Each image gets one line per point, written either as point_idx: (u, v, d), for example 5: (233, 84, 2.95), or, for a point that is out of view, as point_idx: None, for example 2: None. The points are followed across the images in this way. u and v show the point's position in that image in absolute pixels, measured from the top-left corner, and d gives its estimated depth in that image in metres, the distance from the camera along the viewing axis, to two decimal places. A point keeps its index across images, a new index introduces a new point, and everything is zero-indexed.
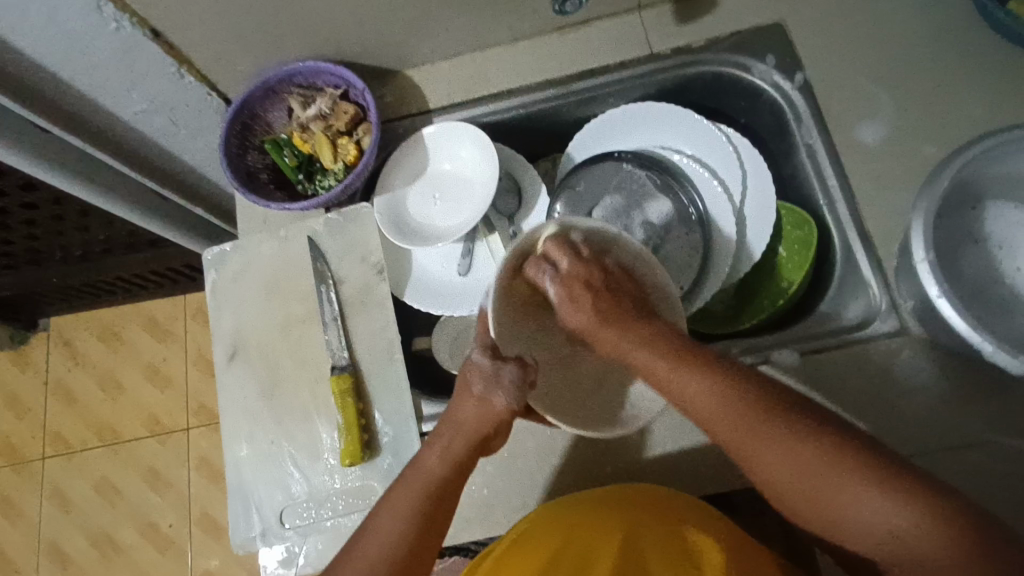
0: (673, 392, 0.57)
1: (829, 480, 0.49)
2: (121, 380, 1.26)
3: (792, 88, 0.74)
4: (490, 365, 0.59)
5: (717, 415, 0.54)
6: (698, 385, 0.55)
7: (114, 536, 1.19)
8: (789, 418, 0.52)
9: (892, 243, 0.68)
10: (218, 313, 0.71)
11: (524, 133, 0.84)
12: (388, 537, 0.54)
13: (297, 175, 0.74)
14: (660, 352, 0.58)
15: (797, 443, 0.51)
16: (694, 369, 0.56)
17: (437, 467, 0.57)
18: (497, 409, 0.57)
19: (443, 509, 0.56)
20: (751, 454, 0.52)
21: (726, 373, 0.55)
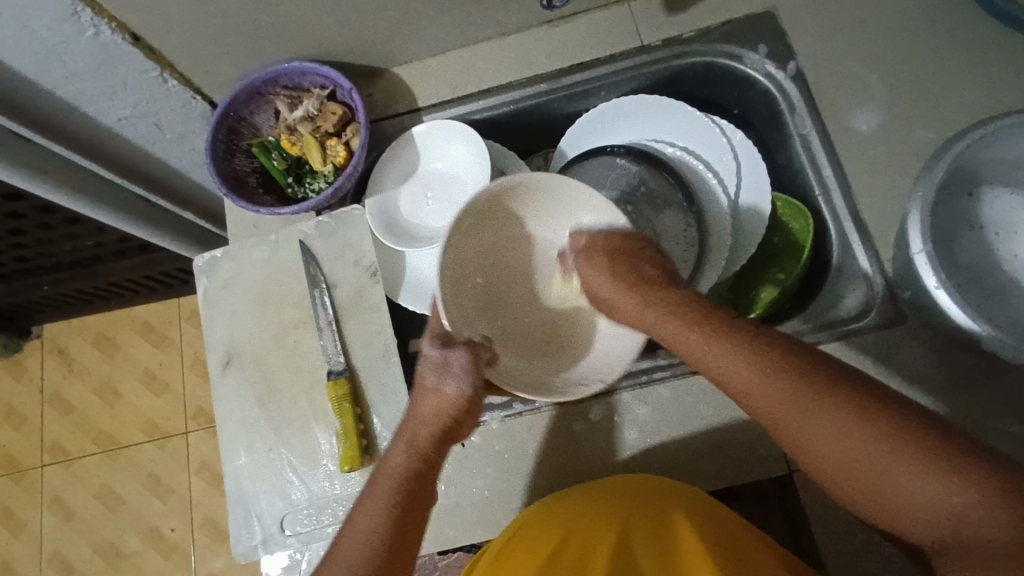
0: (701, 363, 0.52)
1: (876, 455, 0.43)
2: (166, 379, 1.34)
3: (785, 77, 0.73)
4: (439, 356, 0.62)
5: (746, 382, 0.48)
6: (724, 348, 0.50)
7: (162, 528, 1.27)
8: (830, 383, 0.46)
9: (888, 231, 0.66)
10: (212, 321, 0.78)
11: (514, 129, 0.85)
12: (359, 539, 0.53)
13: (286, 178, 0.79)
14: (695, 326, 0.53)
15: (836, 410, 0.45)
16: (722, 340, 0.51)
17: (406, 461, 0.58)
18: (451, 396, 0.59)
19: (420, 500, 0.56)
20: (794, 426, 0.46)
21: (757, 340, 0.50)
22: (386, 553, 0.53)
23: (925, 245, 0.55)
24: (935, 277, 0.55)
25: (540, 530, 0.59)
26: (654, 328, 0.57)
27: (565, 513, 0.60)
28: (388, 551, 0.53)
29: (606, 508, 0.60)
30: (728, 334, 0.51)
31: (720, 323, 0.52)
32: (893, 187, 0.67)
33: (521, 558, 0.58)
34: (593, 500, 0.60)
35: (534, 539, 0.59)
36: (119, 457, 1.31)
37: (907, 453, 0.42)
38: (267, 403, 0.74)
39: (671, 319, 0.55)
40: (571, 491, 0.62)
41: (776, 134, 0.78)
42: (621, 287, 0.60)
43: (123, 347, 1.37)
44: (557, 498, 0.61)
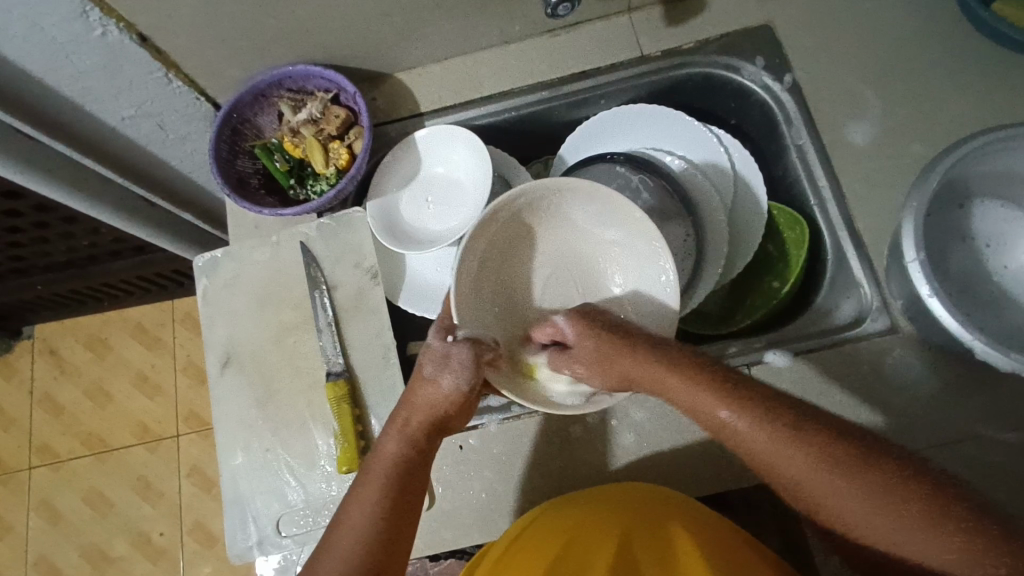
0: (721, 431, 0.52)
1: (886, 525, 0.44)
2: (158, 381, 1.34)
3: (781, 89, 0.75)
4: (442, 347, 0.60)
5: (792, 473, 0.48)
6: (751, 424, 0.50)
7: (150, 532, 1.26)
8: (866, 466, 0.46)
9: (882, 241, 0.67)
10: (210, 321, 0.78)
11: (515, 136, 0.86)
12: (349, 536, 0.53)
13: (289, 180, 0.80)
14: (709, 389, 0.53)
15: (847, 482, 0.46)
16: (738, 406, 0.51)
17: (398, 451, 0.58)
18: (446, 390, 0.58)
19: (409, 491, 0.57)
20: (813, 496, 0.47)
21: (788, 420, 0.49)
22: (378, 543, 0.53)
23: (918, 253, 0.56)
24: (929, 286, 0.56)
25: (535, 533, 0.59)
26: (668, 394, 0.56)
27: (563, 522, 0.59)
28: (378, 540, 0.53)
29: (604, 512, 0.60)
30: (755, 412, 0.50)
31: (733, 387, 0.53)
32: (888, 199, 0.68)
33: (521, 565, 0.57)
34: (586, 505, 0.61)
35: (533, 544, 0.58)
36: (108, 460, 1.30)
37: (940, 533, 0.42)
38: (265, 404, 0.74)
39: (688, 393, 0.54)
40: (561, 499, 0.62)
41: (772, 145, 0.79)
42: (618, 353, 0.59)
43: (115, 349, 1.36)
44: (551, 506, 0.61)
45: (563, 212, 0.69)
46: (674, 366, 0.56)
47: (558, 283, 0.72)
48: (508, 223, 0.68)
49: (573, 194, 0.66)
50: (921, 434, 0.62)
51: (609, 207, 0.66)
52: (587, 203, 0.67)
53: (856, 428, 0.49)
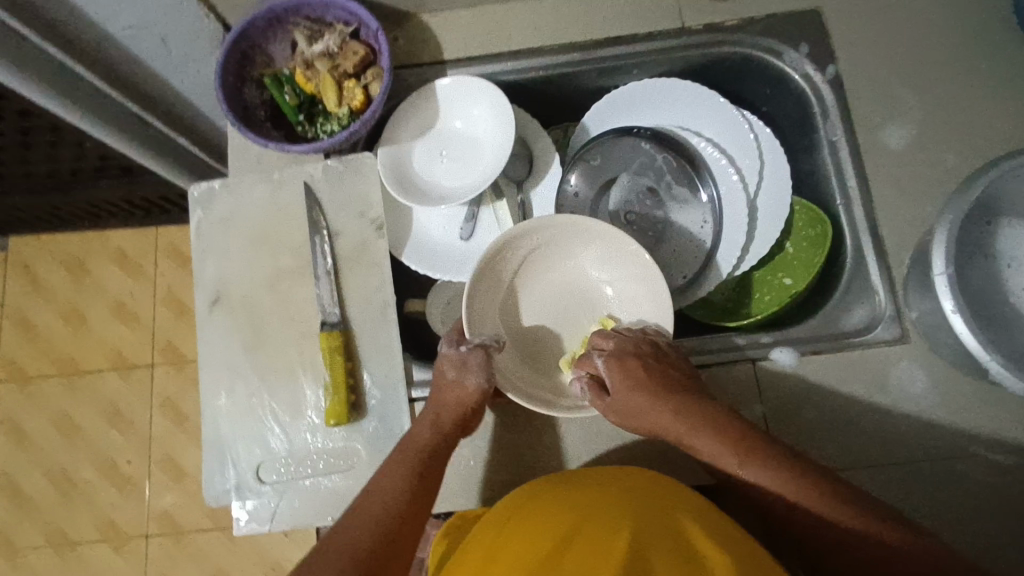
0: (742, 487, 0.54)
1: None
2: (135, 309, 1.30)
3: (822, 80, 0.71)
4: (459, 353, 0.63)
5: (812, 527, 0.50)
6: (773, 481, 0.52)
7: (117, 460, 1.23)
8: (879, 526, 0.48)
9: (903, 250, 0.66)
10: (203, 256, 0.75)
11: (538, 97, 0.82)
12: (379, 498, 0.55)
13: (297, 115, 0.75)
14: (733, 446, 0.54)
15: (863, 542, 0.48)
16: (760, 465, 0.53)
17: (430, 433, 0.60)
18: (470, 390, 0.61)
19: (436, 469, 0.58)
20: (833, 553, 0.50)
21: (818, 482, 0.51)
22: (405, 505, 0.55)
23: (948, 267, 0.55)
24: (953, 302, 0.54)
25: (534, 507, 0.56)
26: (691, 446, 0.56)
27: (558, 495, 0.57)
28: (406, 504, 0.55)
29: (601, 492, 0.56)
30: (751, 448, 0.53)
31: (751, 442, 0.54)
32: (916, 207, 0.66)
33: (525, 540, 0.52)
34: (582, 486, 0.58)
35: (536, 518, 0.54)
36: (79, 385, 1.27)
37: None
38: (253, 347, 0.71)
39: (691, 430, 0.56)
40: (550, 479, 0.60)
41: (801, 139, 0.77)
42: (635, 388, 0.59)
43: (93, 272, 1.31)
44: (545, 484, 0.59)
45: (573, 248, 0.69)
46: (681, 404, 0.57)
47: (564, 312, 0.70)
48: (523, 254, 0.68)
49: (582, 231, 0.66)
50: (919, 446, 0.61)
51: (620, 252, 0.67)
52: (601, 245, 0.67)
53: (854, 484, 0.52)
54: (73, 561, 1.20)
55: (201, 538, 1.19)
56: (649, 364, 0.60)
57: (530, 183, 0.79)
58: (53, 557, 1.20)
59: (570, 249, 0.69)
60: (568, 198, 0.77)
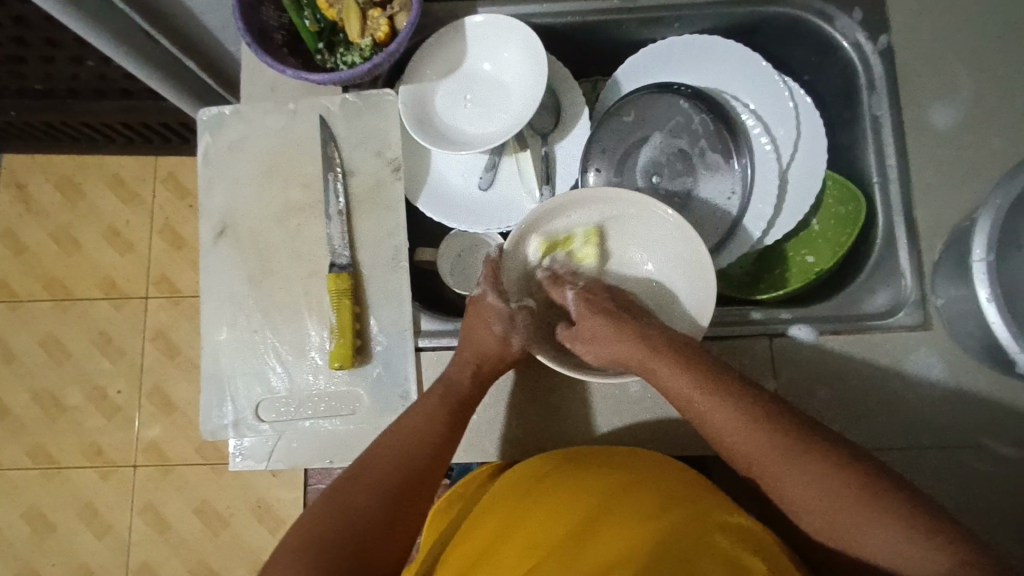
0: (691, 411, 0.55)
1: (842, 512, 0.47)
2: (130, 239, 1.26)
3: (873, 50, 0.68)
4: (505, 307, 0.64)
5: (753, 451, 0.51)
6: (722, 405, 0.53)
7: (106, 388, 1.22)
8: (821, 452, 0.49)
9: (937, 234, 0.63)
10: (209, 184, 0.72)
11: (570, 46, 0.78)
12: (405, 439, 0.58)
13: (317, 43, 0.70)
14: (682, 368, 0.56)
15: (800, 466, 0.49)
16: (710, 389, 0.54)
17: (462, 378, 0.62)
18: (511, 349, 0.63)
19: (462, 418, 0.60)
20: (772, 479, 0.50)
21: (772, 412, 0.52)
22: (429, 449, 0.58)
23: (987, 254, 0.53)
24: (988, 290, 0.53)
25: (548, 489, 0.55)
26: (647, 372, 0.59)
27: (581, 481, 0.55)
28: (430, 448, 0.58)
29: (626, 480, 0.55)
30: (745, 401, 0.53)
31: (709, 368, 0.56)
32: (955, 191, 0.64)
33: (530, 531, 0.52)
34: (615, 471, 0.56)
35: (547, 509, 0.53)
36: (69, 310, 1.24)
37: (886, 522, 0.45)
38: (258, 282, 0.69)
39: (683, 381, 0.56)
40: (579, 454, 0.58)
41: (844, 112, 0.74)
42: (596, 316, 0.63)
43: (88, 196, 1.27)
44: (569, 459, 0.58)
45: (634, 228, 0.66)
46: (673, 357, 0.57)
47: (611, 287, 0.68)
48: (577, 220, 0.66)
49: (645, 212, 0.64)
50: (930, 434, 0.60)
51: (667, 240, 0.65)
52: (661, 233, 0.65)
53: (823, 424, 0.52)
54: (58, 483, 1.20)
55: (188, 472, 1.19)
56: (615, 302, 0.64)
57: (555, 136, 0.75)
58: (39, 478, 1.20)
59: (631, 227, 0.66)
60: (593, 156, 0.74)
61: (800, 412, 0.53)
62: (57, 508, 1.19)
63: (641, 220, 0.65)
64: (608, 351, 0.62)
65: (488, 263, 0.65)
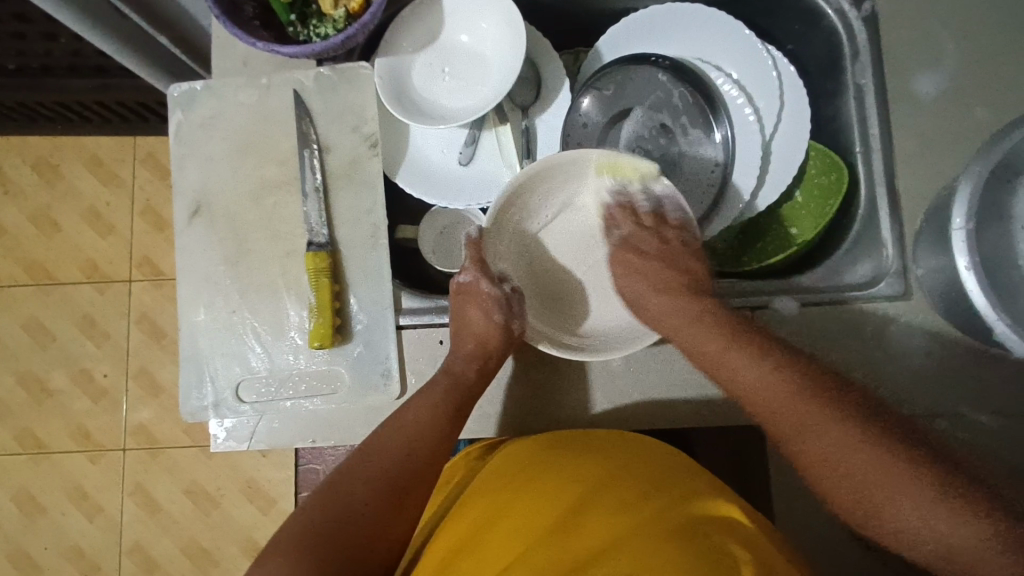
0: (724, 372, 0.56)
1: (866, 471, 0.47)
2: (111, 220, 1.24)
3: (856, 17, 0.67)
4: (500, 294, 0.65)
5: (778, 409, 0.52)
6: (759, 368, 0.54)
7: (91, 371, 1.21)
8: (846, 411, 0.50)
9: (918, 204, 0.63)
10: (182, 163, 0.70)
11: (551, 15, 0.76)
12: (408, 430, 0.59)
13: (289, 15, 0.68)
14: (722, 333, 0.57)
15: (827, 427, 0.49)
16: (745, 351, 0.55)
17: (463, 371, 0.61)
18: (515, 333, 0.64)
19: (463, 410, 0.60)
20: (795, 436, 0.51)
21: (811, 379, 0.52)
22: (430, 440, 0.59)
23: (967, 221, 0.52)
24: (968, 258, 0.52)
25: (531, 476, 0.54)
26: (684, 337, 0.59)
27: (575, 472, 0.54)
28: (430, 440, 0.59)
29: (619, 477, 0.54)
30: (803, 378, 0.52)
31: (747, 335, 0.56)
32: (935, 160, 0.63)
33: (518, 519, 0.52)
34: (602, 457, 0.56)
35: (535, 497, 0.53)
36: (52, 293, 1.23)
37: (913, 484, 0.45)
38: (235, 262, 0.68)
39: (740, 355, 0.55)
40: (563, 437, 0.57)
41: (828, 82, 0.73)
42: (652, 282, 0.64)
43: (66, 177, 1.25)
44: (568, 446, 0.56)
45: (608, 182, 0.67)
46: (738, 335, 0.56)
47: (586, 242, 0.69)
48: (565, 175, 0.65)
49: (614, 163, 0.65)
50: (907, 403, 0.60)
51: (640, 199, 0.66)
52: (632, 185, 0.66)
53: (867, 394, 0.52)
54: (46, 467, 1.19)
55: (178, 454, 1.19)
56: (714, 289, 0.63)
57: (536, 109, 0.74)
58: (27, 462, 1.20)
59: (605, 178, 0.66)
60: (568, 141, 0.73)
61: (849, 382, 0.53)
62: (46, 491, 1.19)
63: (614, 173, 0.65)
64: (668, 321, 0.61)
65: (469, 244, 0.65)
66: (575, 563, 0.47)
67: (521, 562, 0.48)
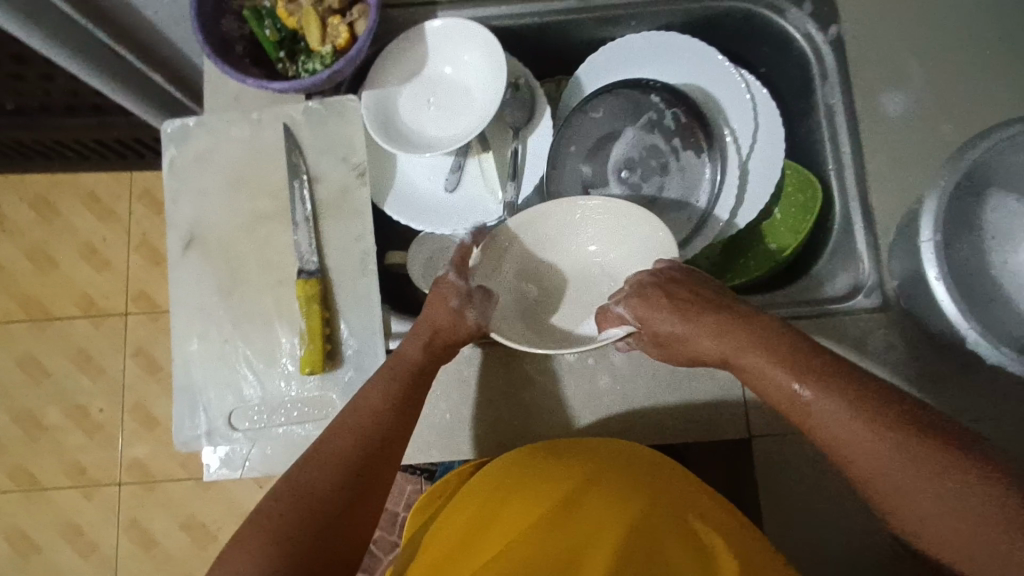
0: (792, 408, 0.52)
1: (967, 525, 0.42)
2: (107, 256, 1.26)
3: (823, 41, 0.71)
4: (465, 287, 0.63)
5: (857, 451, 0.47)
6: (831, 404, 0.49)
7: (87, 408, 1.21)
8: (934, 454, 0.44)
9: (892, 217, 0.65)
10: (176, 197, 0.72)
11: (532, 46, 0.79)
12: (362, 414, 0.57)
13: (278, 52, 0.71)
14: (786, 364, 0.52)
15: (917, 475, 0.44)
16: (815, 383, 0.50)
17: (414, 355, 0.60)
18: (467, 324, 0.62)
19: (417, 393, 0.59)
20: (880, 483, 0.46)
21: (891, 413, 0.47)
22: (384, 423, 0.57)
23: (935, 234, 0.54)
24: (937, 269, 0.54)
25: (519, 479, 0.55)
26: (747, 369, 0.55)
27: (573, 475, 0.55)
28: (382, 423, 0.57)
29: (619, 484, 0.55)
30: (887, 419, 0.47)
31: (819, 364, 0.51)
32: (907, 175, 0.65)
33: (514, 515, 0.54)
34: (589, 461, 0.56)
35: (526, 493, 0.54)
36: (48, 329, 1.23)
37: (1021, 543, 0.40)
38: (227, 292, 0.69)
39: (813, 393, 0.50)
40: (553, 445, 0.57)
41: (801, 103, 0.76)
42: (676, 313, 0.58)
43: (63, 215, 1.27)
44: (555, 452, 0.57)
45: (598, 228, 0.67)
46: (805, 365, 0.51)
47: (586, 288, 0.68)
48: (551, 224, 0.67)
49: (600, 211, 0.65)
50: None
51: (636, 238, 0.65)
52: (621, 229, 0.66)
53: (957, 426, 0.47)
54: (40, 505, 1.19)
55: (174, 488, 1.18)
56: (703, 294, 0.58)
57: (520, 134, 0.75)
58: (21, 501, 1.19)
59: (594, 223, 0.67)
60: (555, 169, 0.76)
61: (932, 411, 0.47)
62: (41, 529, 1.18)
63: (600, 218, 0.66)
64: (695, 348, 0.58)
65: (459, 245, 0.66)
66: (569, 551, 0.50)
67: (518, 548, 0.51)
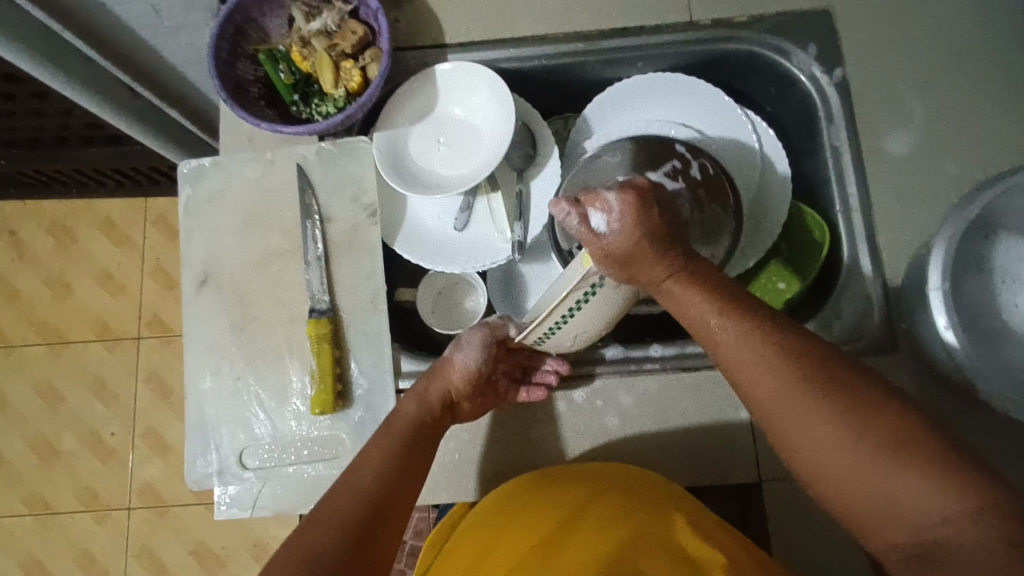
0: (707, 338, 0.49)
1: (860, 454, 0.40)
2: (122, 281, 1.27)
3: (828, 83, 0.71)
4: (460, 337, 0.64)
5: (764, 380, 0.45)
6: (742, 336, 0.47)
7: (101, 432, 1.22)
8: (835, 384, 0.43)
9: (898, 258, 0.65)
10: (191, 236, 0.74)
11: (540, 85, 0.80)
12: (367, 465, 0.54)
13: (292, 94, 0.72)
14: (711, 296, 0.49)
15: (819, 405, 0.42)
16: (731, 316, 0.48)
17: (413, 410, 0.59)
18: (458, 368, 0.61)
19: (421, 448, 0.58)
20: (781, 414, 0.44)
21: (800, 348, 0.45)
22: (392, 472, 0.54)
23: (943, 282, 0.54)
24: (946, 317, 0.53)
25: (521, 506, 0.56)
26: (674, 300, 0.51)
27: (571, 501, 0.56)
28: (390, 473, 0.54)
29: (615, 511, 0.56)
30: (801, 357, 0.45)
31: (740, 302, 0.49)
32: (912, 216, 0.66)
33: (513, 540, 0.56)
34: (588, 489, 0.57)
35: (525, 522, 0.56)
36: (63, 354, 1.25)
37: (910, 469, 0.39)
38: (239, 330, 0.70)
39: (726, 324, 0.48)
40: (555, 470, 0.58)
41: (806, 141, 0.76)
42: (640, 224, 0.51)
43: (79, 241, 1.29)
44: (551, 476, 0.57)
45: None
46: (727, 300, 0.49)
47: None
48: None
49: None
50: None
51: None
52: None
53: (861, 365, 0.45)
54: (53, 530, 1.20)
55: (184, 513, 1.19)
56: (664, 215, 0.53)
57: (530, 173, 0.75)
58: (34, 525, 1.20)
59: None
60: None
61: (838, 351, 0.46)
62: (53, 555, 1.19)
63: None
64: (643, 267, 0.51)
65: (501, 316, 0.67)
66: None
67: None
